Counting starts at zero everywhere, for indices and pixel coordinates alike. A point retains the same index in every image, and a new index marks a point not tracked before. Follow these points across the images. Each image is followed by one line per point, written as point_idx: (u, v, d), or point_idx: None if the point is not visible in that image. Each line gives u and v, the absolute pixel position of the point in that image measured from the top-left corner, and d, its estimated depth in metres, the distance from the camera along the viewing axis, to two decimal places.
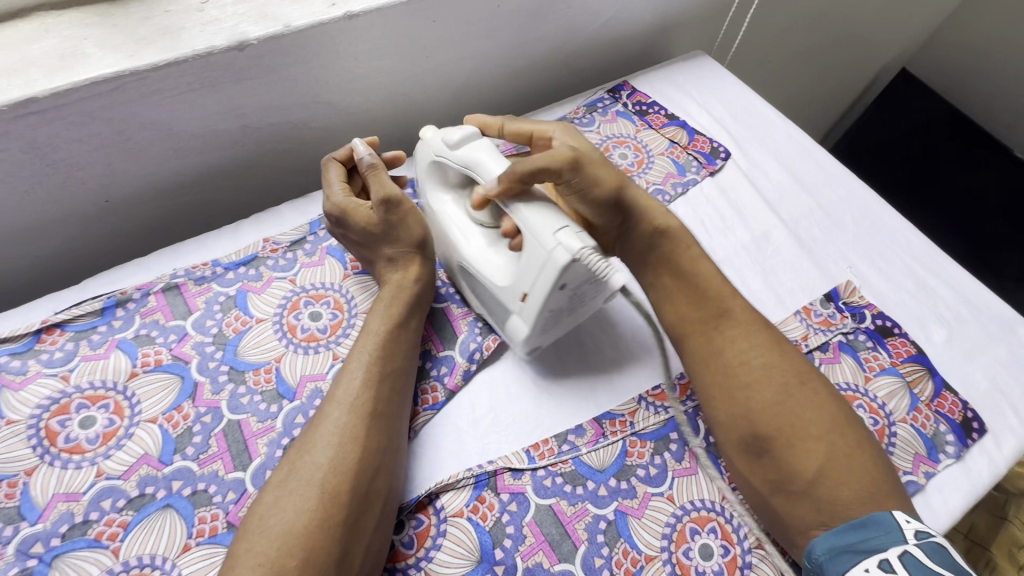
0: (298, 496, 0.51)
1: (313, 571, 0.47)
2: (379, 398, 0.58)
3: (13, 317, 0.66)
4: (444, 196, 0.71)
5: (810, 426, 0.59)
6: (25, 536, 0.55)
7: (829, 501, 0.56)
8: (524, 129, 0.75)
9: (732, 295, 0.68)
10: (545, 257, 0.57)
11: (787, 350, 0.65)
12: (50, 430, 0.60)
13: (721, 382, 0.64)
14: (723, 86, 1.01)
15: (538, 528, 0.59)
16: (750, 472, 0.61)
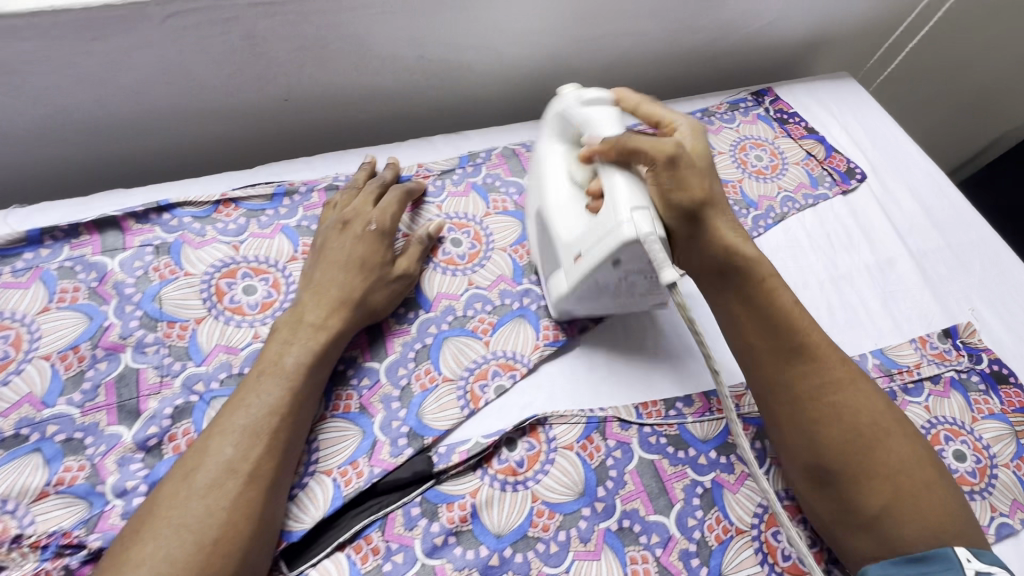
0: (275, 392, 0.55)
1: (220, 553, 0.47)
2: (281, 370, 0.56)
3: (197, 185, 0.73)
4: (555, 145, 0.71)
5: (881, 464, 0.56)
6: (190, 374, 0.61)
7: (891, 536, 0.54)
8: (654, 113, 0.66)
9: (811, 326, 0.61)
10: (613, 227, 0.55)
11: (864, 385, 0.59)
12: (219, 289, 0.66)
13: (787, 412, 0.59)
14: (866, 111, 1.00)
15: (638, 477, 0.62)
16: (816, 502, 0.59)
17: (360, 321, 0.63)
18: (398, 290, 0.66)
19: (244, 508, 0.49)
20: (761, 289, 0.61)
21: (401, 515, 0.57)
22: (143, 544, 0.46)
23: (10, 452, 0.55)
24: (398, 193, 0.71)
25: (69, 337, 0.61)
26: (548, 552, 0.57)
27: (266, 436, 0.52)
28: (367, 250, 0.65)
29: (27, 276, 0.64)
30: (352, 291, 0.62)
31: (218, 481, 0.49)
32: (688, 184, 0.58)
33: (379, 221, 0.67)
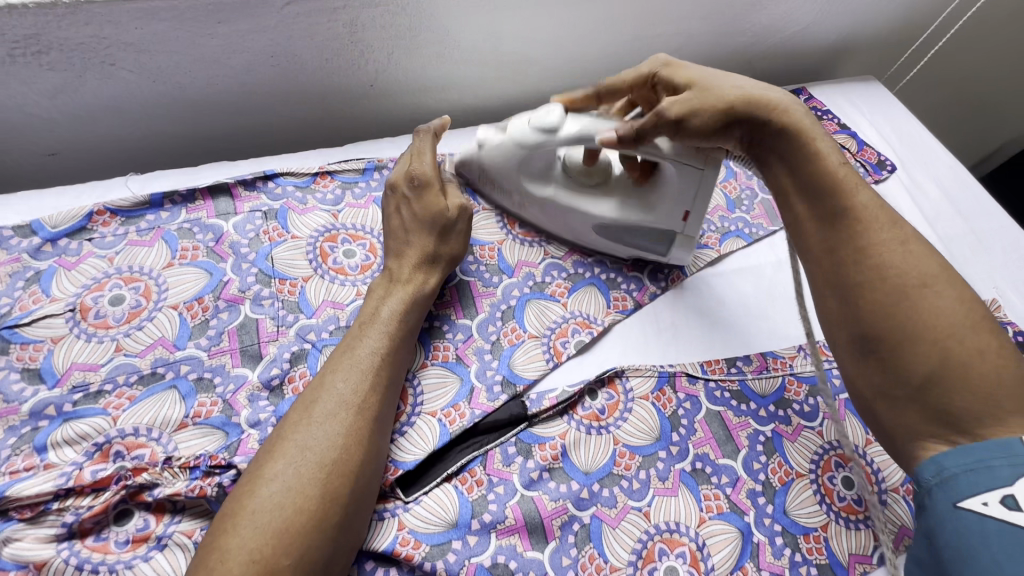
0: (378, 337, 0.61)
1: (340, 473, 0.52)
2: (384, 320, 0.63)
3: (296, 159, 0.80)
4: (543, 187, 0.77)
5: (933, 326, 0.50)
6: (302, 324, 0.67)
7: (936, 406, 0.49)
8: (625, 79, 0.75)
9: (859, 190, 0.59)
10: (698, 178, 0.70)
11: (919, 248, 0.55)
12: (323, 251, 0.73)
13: (833, 274, 0.57)
14: (892, 109, 1.09)
15: (707, 425, 0.69)
16: (858, 377, 0.55)
17: (446, 269, 0.70)
18: (462, 229, 0.71)
19: (355, 434, 0.54)
20: (807, 155, 0.61)
21: (499, 452, 0.63)
22: (273, 462, 0.52)
23: (149, 388, 0.60)
24: (429, 139, 0.75)
25: (194, 290, 0.67)
26: (631, 488, 0.63)
27: (372, 374, 0.58)
28: (426, 203, 0.70)
29: (150, 235, 0.70)
30: (427, 248, 0.69)
31: (332, 410, 0.55)
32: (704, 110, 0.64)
33: (421, 171, 0.71)
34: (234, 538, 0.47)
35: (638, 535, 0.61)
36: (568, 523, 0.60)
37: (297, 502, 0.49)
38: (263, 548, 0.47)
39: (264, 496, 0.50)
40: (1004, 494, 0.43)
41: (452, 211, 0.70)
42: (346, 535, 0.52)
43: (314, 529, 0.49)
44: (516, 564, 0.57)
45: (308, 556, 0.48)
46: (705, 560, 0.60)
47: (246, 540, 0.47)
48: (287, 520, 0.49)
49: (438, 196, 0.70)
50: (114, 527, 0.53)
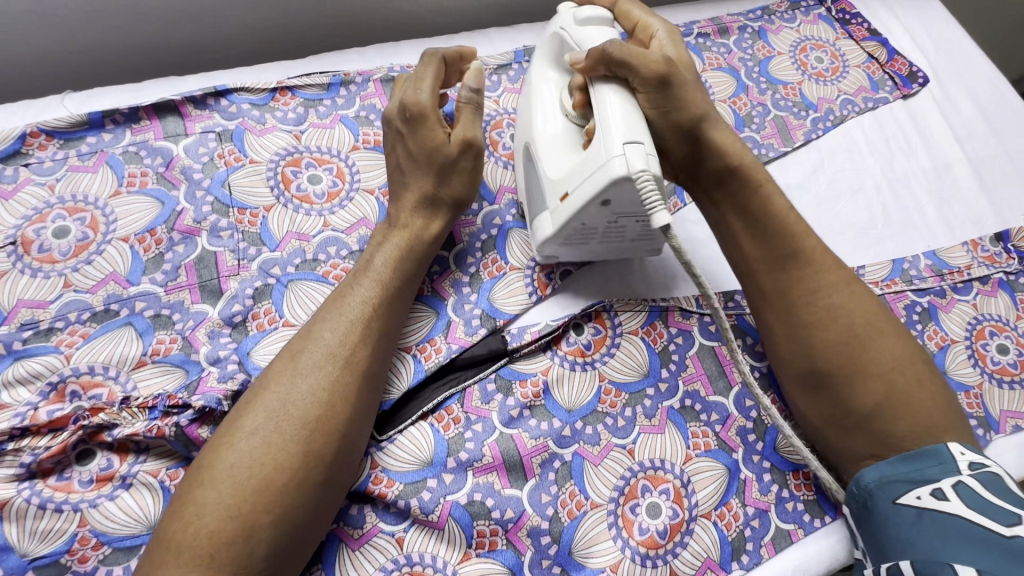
0: (369, 285, 0.56)
1: (323, 431, 0.49)
2: (380, 271, 0.57)
3: (251, 73, 0.72)
4: (548, 71, 0.65)
5: (877, 364, 0.56)
6: (265, 258, 0.62)
7: (882, 434, 0.55)
8: (633, 17, 0.66)
9: (807, 232, 0.61)
10: (603, 162, 0.51)
11: (858, 290, 0.60)
12: (285, 177, 0.66)
13: (787, 319, 0.59)
14: (931, 12, 0.96)
15: (699, 361, 0.65)
16: (808, 407, 0.59)
17: (450, 207, 0.61)
18: (468, 166, 0.60)
19: (340, 390, 0.51)
20: (755, 198, 0.61)
21: (477, 390, 0.60)
22: (253, 416, 0.49)
23: (102, 325, 0.57)
24: (433, 65, 0.61)
25: (145, 220, 0.61)
26: (616, 425, 0.61)
27: (362, 326, 0.54)
28: (421, 138, 0.59)
29: (93, 160, 0.63)
30: (422, 191, 0.60)
31: (318, 364, 0.51)
32: (686, 99, 0.59)
33: (414, 100, 0.59)
34: (209, 495, 0.45)
35: (622, 473, 0.59)
36: (548, 461, 0.58)
37: (277, 461, 0.47)
38: (241, 505, 0.45)
39: (242, 451, 0.47)
40: (935, 488, 0.50)
41: (453, 144, 0.59)
42: (331, 490, 0.49)
43: (295, 487, 0.47)
44: (492, 502, 0.55)
45: (288, 513, 0.46)
46: (689, 497, 0.59)
47: (221, 498, 0.45)
48: (265, 478, 0.46)
49: (434, 129, 0.59)
50: (76, 467, 0.52)
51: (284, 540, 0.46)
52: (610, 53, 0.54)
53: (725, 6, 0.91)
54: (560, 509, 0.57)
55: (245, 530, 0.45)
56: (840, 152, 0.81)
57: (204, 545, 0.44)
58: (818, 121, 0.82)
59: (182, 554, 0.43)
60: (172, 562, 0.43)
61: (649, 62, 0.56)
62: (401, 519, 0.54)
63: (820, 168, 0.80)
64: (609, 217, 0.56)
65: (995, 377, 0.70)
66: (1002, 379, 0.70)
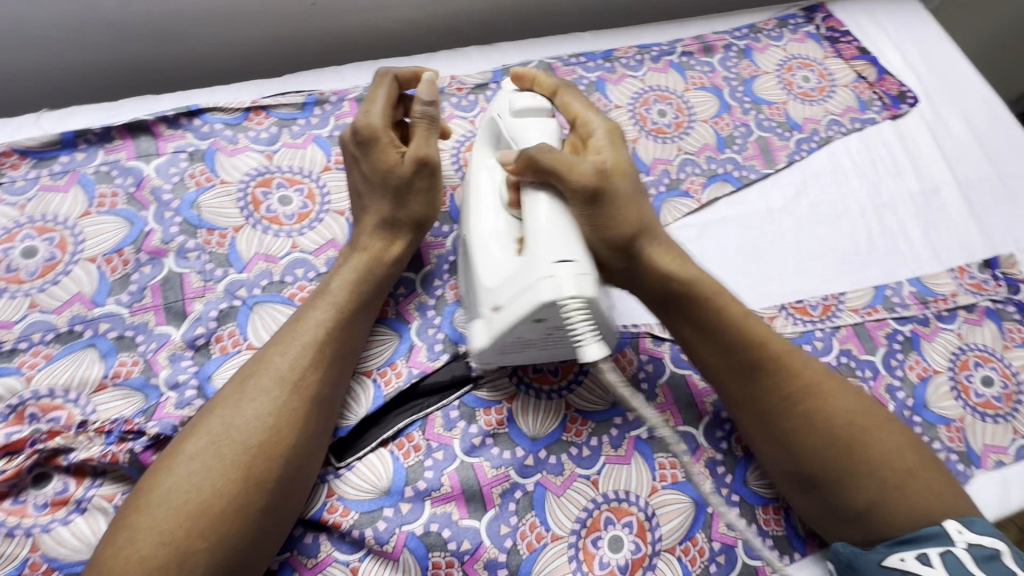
0: (324, 309, 0.56)
1: (263, 459, 0.49)
2: (336, 295, 0.57)
3: (226, 91, 0.72)
4: (488, 158, 0.62)
5: (866, 463, 0.54)
6: (232, 280, 0.62)
7: (880, 531, 0.53)
8: (571, 108, 0.62)
9: (772, 337, 0.58)
10: (533, 279, 0.48)
11: (832, 386, 0.57)
12: (255, 197, 0.66)
13: (763, 425, 0.57)
14: (924, 30, 0.94)
15: (669, 390, 0.64)
16: (800, 503, 0.57)
17: (411, 228, 0.61)
18: (426, 185, 0.60)
19: (286, 415, 0.51)
20: (708, 311, 0.58)
21: (440, 416, 0.59)
22: (198, 439, 0.49)
23: (66, 346, 0.57)
24: (387, 87, 0.61)
25: (113, 240, 0.62)
26: (580, 455, 0.60)
27: (313, 350, 0.54)
28: (377, 161, 0.59)
29: (64, 179, 0.63)
30: (380, 214, 0.60)
31: (267, 388, 0.51)
32: (621, 217, 0.56)
33: (366, 122, 0.59)
34: (146, 519, 0.46)
35: (584, 504, 0.58)
36: (509, 491, 0.57)
37: (214, 487, 0.47)
38: (175, 531, 0.45)
39: (181, 475, 0.47)
40: (920, 552, 0.50)
41: (407, 163, 0.59)
42: (273, 517, 0.49)
43: (232, 513, 0.47)
44: (450, 532, 0.55)
45: (223, 541, 0.46)
46: (653, 530, 0.58)
47: (157, 522, 0.45)
48: (203, 502, 0.46)
49: (386, 151, 0.59)
50: (32, 490, 0.52)
51: (219, 569, 0.46)
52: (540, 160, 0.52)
53: (711, 24, 0.90)
54: (519, 541, 0.56)
55: (177, 555, 0.45)
56: (824, 175, 0.80)
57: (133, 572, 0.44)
58: (802, 142, 0.81)
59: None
60: None
61: (583, 175, 0.53)
62: (357, 548, 0.54)
63: (803, 191, 0.78)
64: (546, 331, 0.52)
65: (977, 410, 0.67)
66: (985, 413, 0.68)
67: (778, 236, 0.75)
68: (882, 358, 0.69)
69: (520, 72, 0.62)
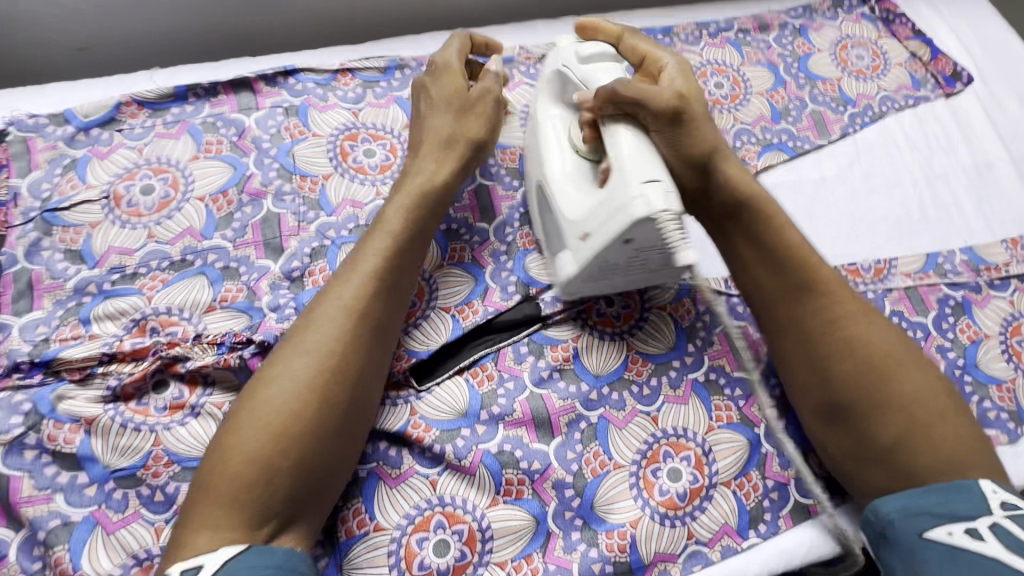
0: (381, 237, 0.59)
1: (336, 386, 0.52)
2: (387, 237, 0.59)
3: (316, 55, 0.78)
4: (551, 107, 0.67)
5: (896, 398, 0.56)
6: (323, 222, 0.68)
7: (906, 470, 0.54)
8: (639, 48, 0.67)
9: (819, 263, 0.62)
10: (623, 202, 0.52)
11: (875, 319, 0.60)
12: (343, 149, 0.72)
13: (801, 347, 0.60)
14: (980, 13, 0.95)
15: (725, 339, 0.67)
16: (828, 438, 0.59)
17: (464, 151, 0.64)
18: (483, 110, 0.65)
19: (357, 335, 0.54)
20: (766, 231, 0.63)
21: (511, 351, 0.64)
22: (283, 362, 0.53)
23: (179, 273, 0.63)
24: (462, 39, 0.69)
25: (219, 182, 0.68)
26: (641, 393, 0.64)
27: (370, 288, 0.56)
28: (447, 81, 0.65)
29: (176, 128, 0.70)
30: (439, 132, 0.64)
31: (334, 315, 0.55)
32: (696, 135, 0.62)
33: (442, 60, 0.67)
34: (245, 433, 0.49)
35: (644, 438, 0.62)
36: (575, 421, 0.61)
37: (293, 415, 0.50)
38: (260, 454, 0.48)
39: (260, 407, 0.50)
40: (969, 527, 0.47)
41: (473, 90, 0.65)
42: (343, 439, 0.53)
43: (310, 437, 0.50)
44: (521, 453, 0.59)
45: (305, 462, 0.50)
46: (710, 465, 0.61)
47: (258, 437, 0.49)
48: (297, 415, 0.50)
49: (455, 78, 0.65)
50: (153, 395, 0.58)
51: (304, 486, 0.50)
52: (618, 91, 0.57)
53: (766, 4, 0.93)
54: (584, 466, 0.60)
55: (266, 476, 0.48)
56: (877, 147, 0.82)
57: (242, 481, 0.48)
58: (856, 116, 0.84)
59: (225, 487, 0.47)
60: (201, 507, 0.47)
61: (660, 98, 0.58)
62: (436, 464, 0.58)
63: (856, 162, 0.81)
64: (631, 253, 0.56)
65: None
66: None
67: (832, 203, 0.78)
68: (934, 321, 0.71)
69: (584, 24, 0.68)
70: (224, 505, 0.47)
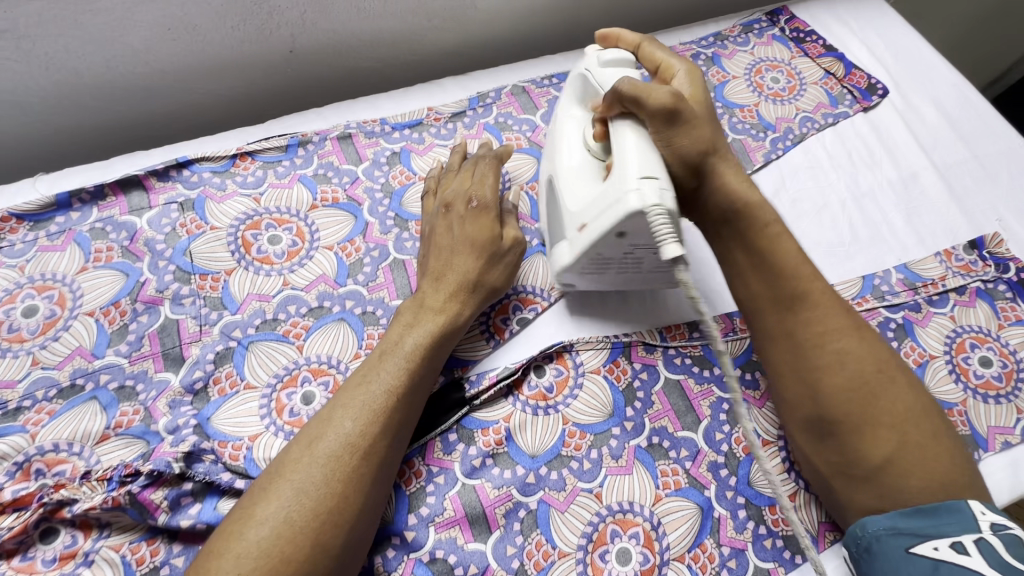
0: (395, 365, 0.55)
1: (334, 520, 0.47)
2: (419, 348, 0.56)
3: (212, 141, 0.74)
4: (574, 109, 0.68)
5: (889, 413, 0.53)
6: (226, 322, 0.64)
7: (893, 490, 0.51)
8: (657, 56, 0.68)
9: (813, 275, 0.58)
10: (618, 196, 0.53)
11: (869, 337, 0.57)
12: (245, 240, 0.68)
13: (789, 358, 0.57)
14: (887, 23, 0.96)
15: (665, 397, 0.64)
16: (811, 452, 0.57)
17: (484, 301, 0.62)
18: (511, 262, 0.63)
19: (380, 433, 0.51)
20: (762, 235, 0.59)
21: (439, 441, 0.60)
22: (275, 497, 0.47)
23: (68, 401, 0.58)
24: (491, 162, 0.67)
25: (110, 293, 0.63)
26: (581, 469, 0.60)
27: (384, 413, 0.52)
28: (476, 227, 0.62)
29: (61, 239, 0.66)
30: (468, 275, 0.61)
31: (428, 323, 0.58)
32: (694, 133, 0.58)
33: (479, 194, 0.64)
34: (275, 510, 0.47)
35: (590, 518, 0.58)
36: (513, 510, 0.57)
37: (283, 553, 0.45)
38: None
39: (251, 540, 0.45)
40: (953, 540, 0.46)
41: (506, 240, 0.63)
42: None
43: None
44: (455, 557, 0.55)
45: None
46: (660, 540, 0.57)
47: (276, 530, 0.46)
48: (326, 515, 0.47)
49: (486, 224, 0.63)
50: (40, 546, 0.52)
51: None
52: (625, 91, 0.56)
53: (677, 35, 0.92)
54: (526, 560, 0.55)
55: None
56: (802, 170, 0.81)
57: (286, 528, 0.46)
58: (777, 141, 0.82)
59: None
60: None
61: (656, 94, 0.56)
62: None
63: (782, 188, 0.79)
64: (625, 248, 0.57)
65: (979, 392, 0.67)
66: (987, 394, 0.67)
67: None
68: None
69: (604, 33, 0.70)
70: (259, 554, 0.44)
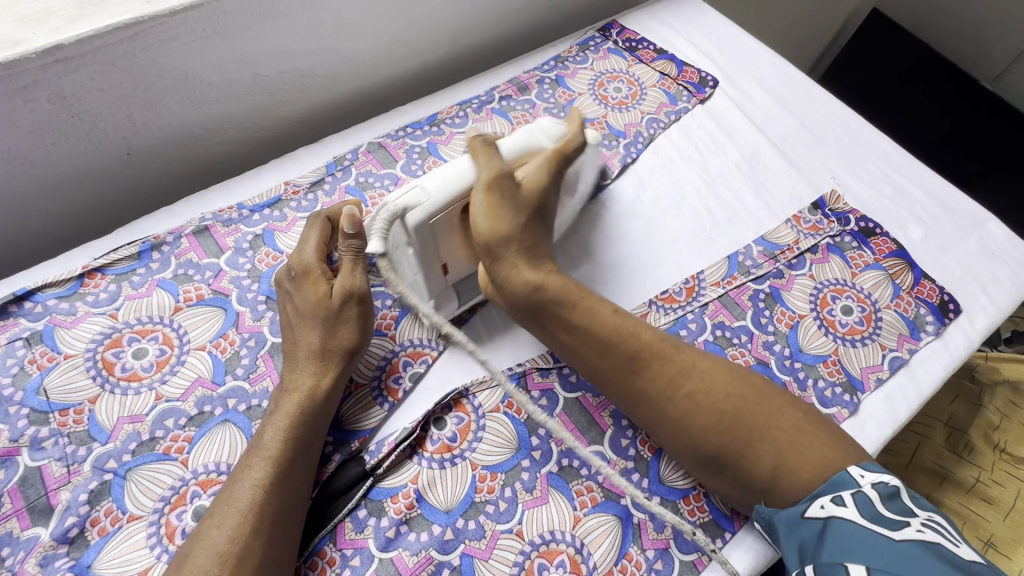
0: (260, 465, 0.54)
1: None
2: (283, 440, 0.56)
3: (52, 264, 0.69)
4: None
5: (753, 426, 0.56)
6: (98, 454, 0.59)
7: (790, 495, 0.53)
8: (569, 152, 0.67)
9: (641, 330, 0.61)
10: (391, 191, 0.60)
11: (707, 364, 0.60)
12: (107, 361, 0.64)
13: (655, 416, 0.59)
14: (705, 19, 1.04)
15: (568, 417, 0.65)
16: (718, 484, 0.58)
17: (343, 364, 0.61)
18: (352, 315, 0.63)
19: (249, 537, 0.50)
20: (582, 311, 0.61)
21: (350, 521, 0.58)
22: None
23: None
24: (318, 221, 0.67)
25: None
26: (498, 511, 0.60)
27: (251, 514, 0.51)
28: (305, 295, 0.63)
29: None
30: (312, 347, 0.61)
31: (285, 411, 0.57)
32: (495, 221, 0.61)
33: (301, 261, 0.64)
34: None
35: (515, 558, 0.57)
36: (436, 572, 0.56)
37: None
38: None
39: None
40: (834, 496, 0.51)
41: (335, 295, 0.62)
42: None
43: None
44: None
45: None
46: (586, 561, 0.58)
47: None
48: None
49: (316, 285, 0.63)
50: None
51: None
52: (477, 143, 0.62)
53: (520, 64, 0.96)
54: None
55: None
56: (657, 169, 0.86)
57: None
58: (629, 146, 0.87)
59: None
60: None
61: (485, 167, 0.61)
62: None
63: (642, 189, 0.84)
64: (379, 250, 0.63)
65: (846, 339, 0.73)
66: (854, 339, 0.73)
67: (632, 236, 0.80)
68: (752, 320, 0.74)
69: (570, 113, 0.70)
70: None
